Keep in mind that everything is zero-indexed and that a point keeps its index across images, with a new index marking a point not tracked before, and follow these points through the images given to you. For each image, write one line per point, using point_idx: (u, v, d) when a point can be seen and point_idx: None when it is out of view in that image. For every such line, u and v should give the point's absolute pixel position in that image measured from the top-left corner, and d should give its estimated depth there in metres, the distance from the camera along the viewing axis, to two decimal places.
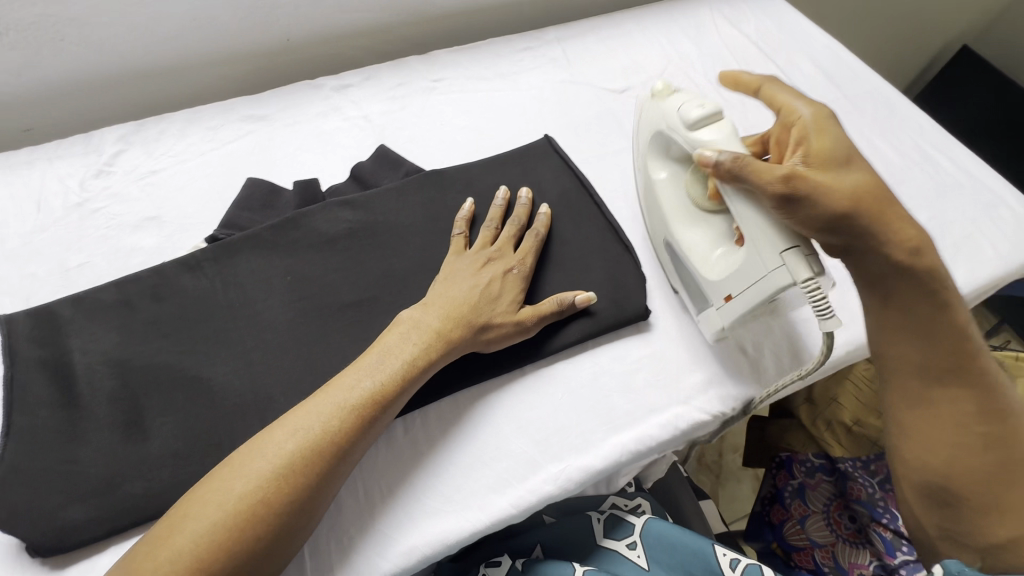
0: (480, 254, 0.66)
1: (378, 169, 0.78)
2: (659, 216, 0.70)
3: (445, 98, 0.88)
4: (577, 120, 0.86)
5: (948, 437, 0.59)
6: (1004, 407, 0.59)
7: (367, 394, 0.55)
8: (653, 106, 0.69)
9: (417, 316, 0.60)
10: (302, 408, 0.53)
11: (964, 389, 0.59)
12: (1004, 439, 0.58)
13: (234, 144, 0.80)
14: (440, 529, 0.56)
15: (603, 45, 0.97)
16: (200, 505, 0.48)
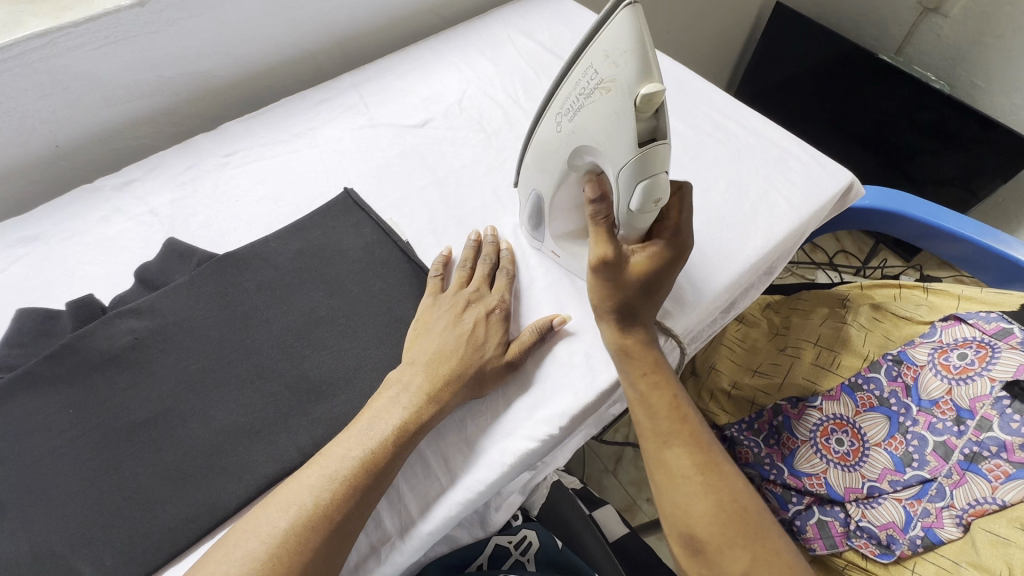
0: (461, 294, 0.67)
1: (167, 265, 0.73)
2: (535, 165, 0.63)
3: (239, 171, 0.84)
4: (380, 164, 0.85)
5: (680, 482, 0.60)
6: (720, 454, 0.63)
7: (358, 463, 0.55)
8: (628, 120, 0.47)
9: (403, 375, 0.61)
10: (284, 497, 0.53)
11: (694, 443, 0.62)
12: (721, 473, 0.61)
13: (3, 274, 0.73)
14: None
15: (400, 82, 0.96)
16: None
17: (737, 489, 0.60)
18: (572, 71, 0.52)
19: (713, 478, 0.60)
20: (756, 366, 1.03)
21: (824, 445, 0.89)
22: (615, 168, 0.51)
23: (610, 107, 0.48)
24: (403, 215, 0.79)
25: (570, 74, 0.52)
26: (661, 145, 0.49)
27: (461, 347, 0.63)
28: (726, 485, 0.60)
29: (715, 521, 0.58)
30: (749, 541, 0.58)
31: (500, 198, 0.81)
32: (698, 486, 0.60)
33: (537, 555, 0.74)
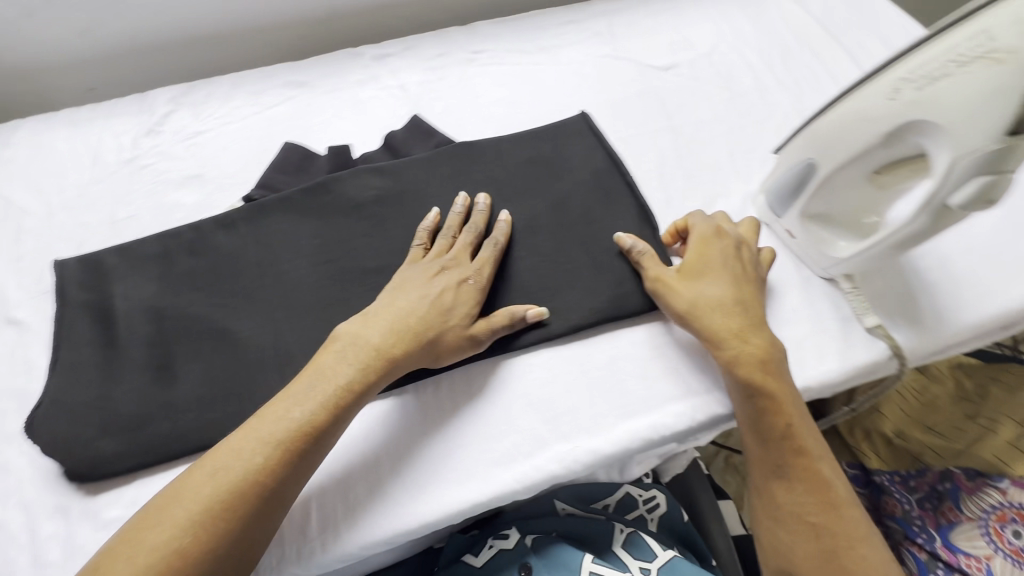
0: (438, 261, 0.63)
1: (410, 138, 0.78)
2: (823, 134, 0.58)
3: (482, 70, 0.86)
4: (617, 98, 0.83)
5: (783, 524, 0.55)
6: (840, 496, 0.54)
7: (341, 388, 0.53)
8: (1012, 100, 0.46)
9: (355, 330, 0.57)
10: (249, 436, 0.49)
11: (808, 484, 0.55)
12: (832, 514, 0.54)
13: (275, 109, 0.82)
14: (506, 481, 0.57)
15: (651, 20, 0.92)
16: (154, 517, 0.45)
17: (855, 536, 0.53)
18: (926, 45, 0.51)
19: (826, 526, 0.53)
20: (933, 423, 0.92)
21: (995, 530, 0.80)
22: (959, 151, 0.49)
23: (988, 86, 0.47)
24: (632, 153, 0.78)
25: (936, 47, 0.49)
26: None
27: (407, 314, 0.58)
28: (840, 531, 0.53)
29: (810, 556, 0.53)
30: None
31: (734, 162, 0.77)
32: (801, 515, 0.54)
33: (661, 519, 0.74)
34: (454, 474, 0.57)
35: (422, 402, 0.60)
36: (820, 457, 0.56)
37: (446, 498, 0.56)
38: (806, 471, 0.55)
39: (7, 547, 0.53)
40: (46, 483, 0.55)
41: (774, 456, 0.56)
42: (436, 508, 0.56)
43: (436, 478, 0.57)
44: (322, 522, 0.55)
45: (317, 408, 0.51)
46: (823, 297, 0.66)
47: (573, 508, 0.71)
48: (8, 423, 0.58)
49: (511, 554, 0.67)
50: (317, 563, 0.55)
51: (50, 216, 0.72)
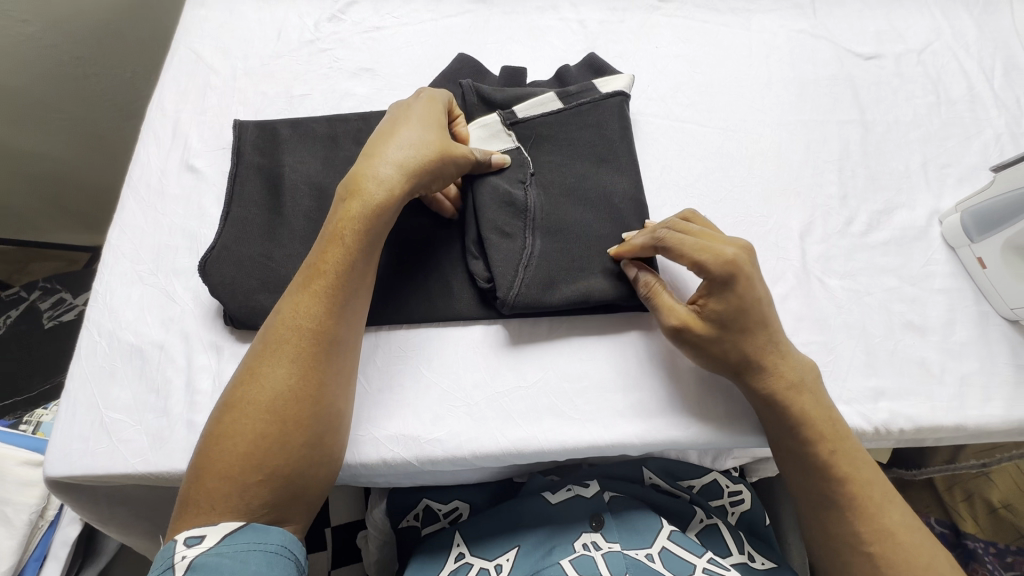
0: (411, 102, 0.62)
1: (582, 77, 0.74)
2: None
3: (666, 22, 0.82)
4: (806, 79, 0.77)
5: (838, 542, 0.51)
6: (892, 510, 0.51)
7: (362, 230, 0.54)
8: None
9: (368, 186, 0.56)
10: (296, 298, 0.51)
11: (863, 502, 0.51)
12: (889, 530, 0.50)
13: (451, 19, 0.81)
14: (611, 435, 0.56)
15: (859, 3, 0.84)
16: (254, 375, 0.49)
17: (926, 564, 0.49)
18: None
19: (890, 555, 0.49)
20: None
21: None
22: None
23: None
24: (814, 142, 0.72)
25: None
26: None
27: (394, 140, 0.57)
28: (911, 551, 0.49)
29: (858, 563, 0.50)
30: None
31: (925, 173, 0.70)
32: (855, 526, 0.51)
33: (743, 515, 0.72)
34: (549, 407, 0.57)
35: (525, 334, 0.60)
36: (860, 467, 0.51)
37: (534, 429, 0.56)
38: (854, 485, 0.51)
39: (165, 366, 0.58)
40: (206, 319, 0.60)
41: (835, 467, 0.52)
42: (523, 437, 0.56)
43: (534, 409, 0.57)
44: (394, 417, 0.56)
45: (332, 254, 0.53)
46: (1000, 337, 0.60)
47: (659, 479, 0.69)
48: (179, 258, 0.63)
49: (586, 502, 0.64)
50: (389, 463, 0.55)
51: (233, 79, 0.76)
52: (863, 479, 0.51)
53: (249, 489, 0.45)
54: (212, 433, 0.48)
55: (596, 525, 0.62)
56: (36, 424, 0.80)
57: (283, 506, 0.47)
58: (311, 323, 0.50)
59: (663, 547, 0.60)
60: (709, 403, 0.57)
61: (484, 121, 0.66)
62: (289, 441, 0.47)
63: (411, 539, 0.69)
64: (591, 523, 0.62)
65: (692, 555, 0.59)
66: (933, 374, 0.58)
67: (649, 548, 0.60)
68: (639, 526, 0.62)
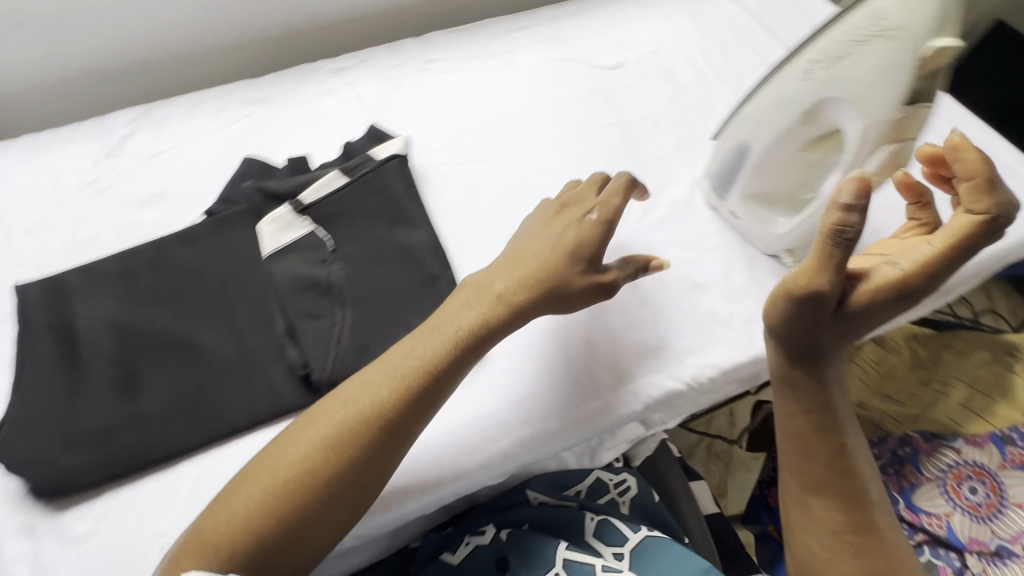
0: (562, 199, 0.64)
1: (366, 147, 0.78)
2: (750, 119, 0.60)
3: (437, 78, 0.89)
4: (567, 98, 0.86)
5: (825, 532, 0.60)
6: (877, 511, 0.60)
7: (363, 412, 0.52)
8: (904, 74, 0.47)
9: (408, 350, 0.55)
10: (332, 409, 0.52)
11: (852, 498, 0.60)
12: (865, 525, 0.59)
13: (233, 125, 0.83)
14: (470, 478, 0.58)
15: (597, 24, 0.96)
16: (200, 547, 0.47)
17: (891, 556, 0.58)
18: (831, 27, 0.52)
19: (864, 545, 0.59)
20: (892, 391, 0.96)
21: (953, 488, 0.84)
22: (866, 122, 0.50)
23: (887, 57, 0.48)
24: (585, 150, 0.81)
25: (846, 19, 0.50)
26: (924, 107, 0.48)
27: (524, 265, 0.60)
28: (878, 547, 0.59)
29: (834, 551, 0.60)
30: None
31: (680, 152, 0.80)
32: (839, 517, 0.60)
33: (633, 500, 0.76)
34: (422, 471, 0.57)
35: None
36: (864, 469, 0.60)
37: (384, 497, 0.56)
38: (849, 481, 0.60)
39: None
40: (14, 502, 0.55)
41: (832, 463, 0.60)
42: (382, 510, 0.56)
43: (434, 479, 0.57)
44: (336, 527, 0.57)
45: (337, 428, 0.51)
46: (768, 272, 0.69)
47: (545, 496, 0.72)
48: None
49: (487, 549, 0.66)
50: None
51: (9, 242, 0.73)
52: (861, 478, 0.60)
53: None
54: None
55: (503, 568, 0.64)
56: None
57: None
58: (306, 498, 0.49)
59: (565, 560, 0.63)
60: (541, 413, 0.60)
61: (273, 215, 0.69)
62: None
63: None
64: (497, 568, 0.64)
65: (592, 556, 0.64)
66: (722, 320, 0.66)
67: (554, 568, 0.63)
68: (538, 549, 0.65)
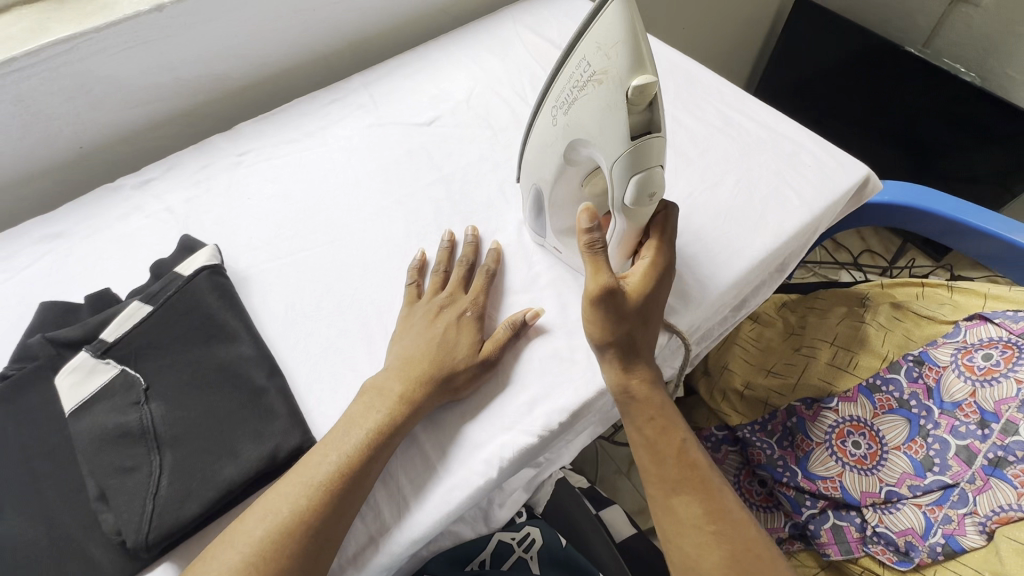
0: (434, 301, 0.68)
1: (177, 261, 0.74)
2: (535, 162, 0.66)
3: (252, 170, 0.86)
4: (388, 163, 0.86)
5: (687, 536, 0.57)
6: (728, 501, 0.59)
7: (236, 574, 0.49)
8: (621, 112, 0.52)
9: (282, 488, 0.54)
10: (252, 538, 0.51)
11: (701, 493, 0.59)
12: (720, 516, 0.58)
13: (28, 269, 0.76)
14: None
15: (409, 81, 0.96)
16: None
17: (749, 540, 0.57)
18: (567, 66, 0.58)
19: (724, 537, 0.57)
20: (770, 365, 1.01)
21: (839, 447, 0.87)
22: (609, 157, 0.55)
23: (602, 98, 0.53)
24: (412, 212, 0.80)
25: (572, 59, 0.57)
26: (655, 136, 0.54)
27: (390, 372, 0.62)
28: (736, 535, 0.57)
29: (700, 553, 0.57)
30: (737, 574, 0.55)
31: (505, 194, 0.81)
32: (695, 517, 0.58)
33: (542, 553, 0.74)
34: None
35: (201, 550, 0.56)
36: (706, 462, 0.61)
37: None
38: (694, 477, 0.59)
39: None
40: None
41: (674, 463, 0.59)
42: None
43: None
44: None
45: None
46: None
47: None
48: None
49: None
50: None
51: None
52: (705, 472, 0.60)
53: None
54: None
55: None
56: None
57: None
58: None
59: None
60: (397, 507, 0.57)
61: (71, 366, 0.62)
62: None
63: None
64: None
65: None
66: (567, 358, 0.66)
67: None
68: None
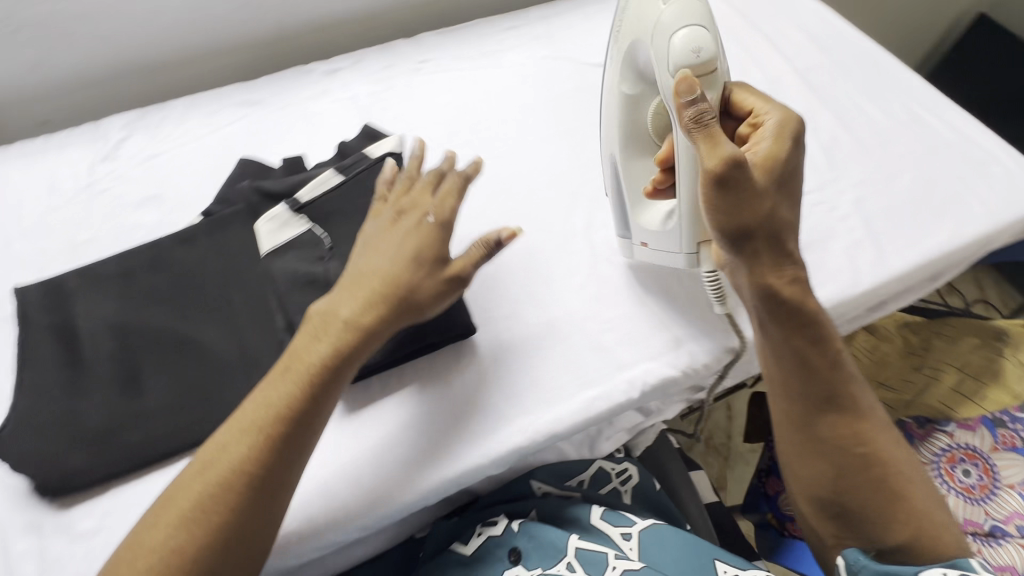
0: (397, 203, 0.61)
1: (359, 146, 0.79)
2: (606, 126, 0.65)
3: (429, 78, 0.90)
4: (558, 95, 0.88)
5: (828, 452, 0.60)
6: (872, 417, 0.61)
7: (267, 409, 0.52)
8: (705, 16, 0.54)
9: (284, 358, 0.55)
10: (195, 501, 0.49)
11: (848, 411, 0.60)
12: (863, 430, 0.60)
13: (229, 127, 0.84)
14: (461, 468, 0.59)
15: (586, 21, 0.97)
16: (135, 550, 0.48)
17: (894, 455, 0.60)
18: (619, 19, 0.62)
19: (871, 450, 0.59)
20: (884, 377, 0.98)
21: (947, 471, 0.85)
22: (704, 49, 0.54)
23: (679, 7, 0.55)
24: (577, 144, 0.82)
25: (619, 53, 0.60)
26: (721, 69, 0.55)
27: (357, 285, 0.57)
28: (880, 447, 0.60)
29: (844, 466, 0.60)
30: (879, 484, 0.59)
31: None
32: (840, 433, 0.60)
33: (635, 489, 0.78)
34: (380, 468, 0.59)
35: (358, 393, 0.62)
36: (856, 380, 0.61)
37: (380, 493, 0.58)
38: (842, 395, 0.60)
39: None
40: (19, 500, 0.56)
41: (821, 384, 0.59)
42: (383, 504, 0.58)
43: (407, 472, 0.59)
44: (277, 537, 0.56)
45: (250, 414, 0.52)
46: None
47: (549, 486, 0.73)
48: None
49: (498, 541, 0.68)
50: None
51: (9, 246, 0.73)
52: (854, 390, 0.60)
53: None
54: None
55: (516, 558, 0.66)
56: None
57: None
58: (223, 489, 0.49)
59: (575, 551, 0.66)
60: (539, 400, 0.61)
61: (272, 215, 0.69)
62: None
63: None
64: (511, 558, 0.66)
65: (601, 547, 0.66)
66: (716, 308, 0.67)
67: (565, 559, 0.65)
68: (548, 541, 0.66)
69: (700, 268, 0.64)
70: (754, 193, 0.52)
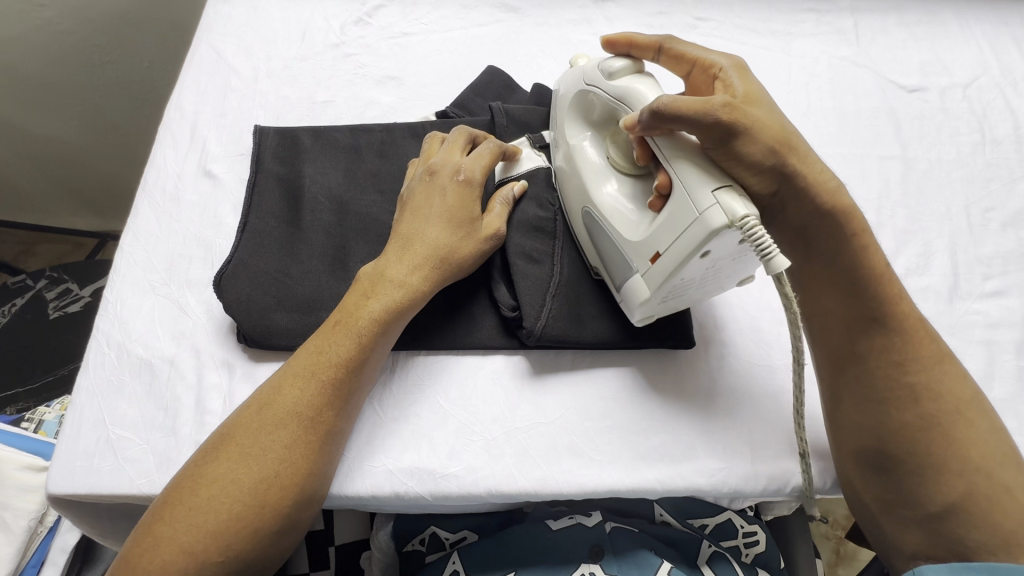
0: (429, 174, 0.57)
1: None
2: (570, 186, 0.57)
3: (704, 41, 0.79)
4: (847, 109, 0.74)
5: (873, 402, 0.49)
6: (932, 354, 0.50)
7: (342, 336, 0.51)
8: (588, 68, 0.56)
9: (359, 284, 0.54)
10: (250, 437, 0.47)
11: (899, 337, 0.49)
12: (930, 362, 0.49)
13: (482, 28, 0.78)
14: (624, 480, 0.54)
15: (904, 31, 0.80)
16: (241, 446, 0.46)
17: (956, 392, 0.49)
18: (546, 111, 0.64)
19: (927, 380, 0.49)
20: None
21: None
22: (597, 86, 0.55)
23: (575, 73, 0.58)
24: (855, 178, 0.69)
25: (564, 106, 0.59)
26: (634, 82, 0.52)
27: (416, 243, 0.55)
28: (934, 378, 0.49)
29: (888, 406, 0.48)
30: (929, 428, 0.47)
31: (968, 217, 0.67)
32: (891, 380, 0.49)
33: (757, 558, 0.67)
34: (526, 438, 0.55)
35: (544, 361, 0.58)
36: (908, 298, 0.50)
37: (529, 470, 0.54)
38: (889, 319, 0.49)
39: (175, 383, 0.56)
40: (219, 335, 0.58)
41: (859, 310, 0.50)
42: (526, 481, 0.53)
43: (557, 458, 0.54)
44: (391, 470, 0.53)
45: (336, 341, 0.50)
46: None
47: (670, 517, 0.67)
48: (192, 269, 0.61)
49: (588, 533, 0.60)
50: (372, 502, 0.53)
51: (254, 82, 0.73)
52: (907, 309, 0.50)
53: (245, 518, 0.44)
54: (177, 488, 0.45)
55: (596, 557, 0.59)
56: (37, 422, 0.77)
57: (271, 544, 0.46)
58: (323, 404, 0.49)
59: None
60: (736, 449, 0.55)
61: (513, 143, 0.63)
62: (277, 518, 0.45)
63: (413, 566, 0.66)
64: (590, 554, 0.58)
65: None
66: None
67: None
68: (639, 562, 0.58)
69: (733, 229, 0.43)
70: (758, 119, 0.47)
